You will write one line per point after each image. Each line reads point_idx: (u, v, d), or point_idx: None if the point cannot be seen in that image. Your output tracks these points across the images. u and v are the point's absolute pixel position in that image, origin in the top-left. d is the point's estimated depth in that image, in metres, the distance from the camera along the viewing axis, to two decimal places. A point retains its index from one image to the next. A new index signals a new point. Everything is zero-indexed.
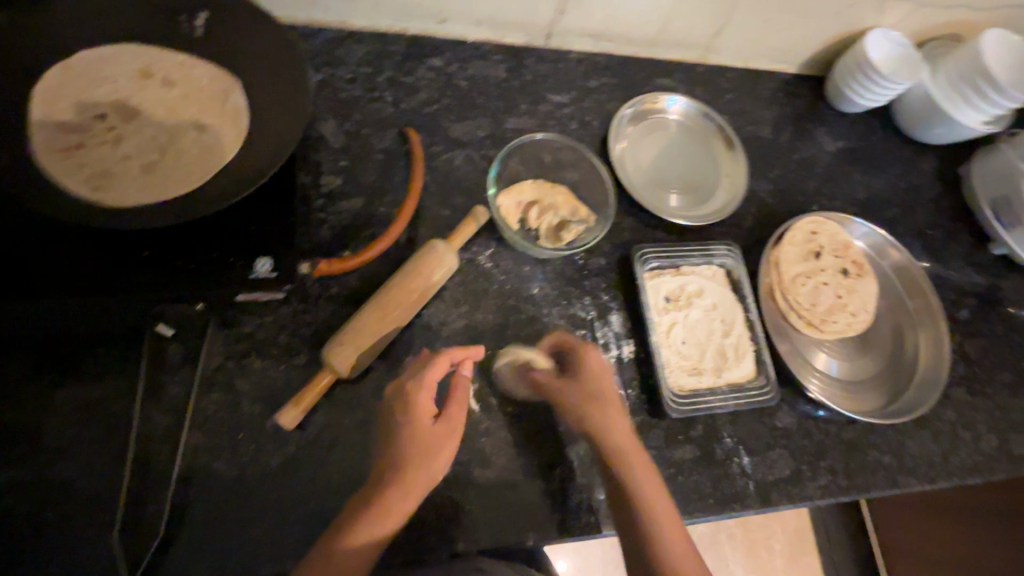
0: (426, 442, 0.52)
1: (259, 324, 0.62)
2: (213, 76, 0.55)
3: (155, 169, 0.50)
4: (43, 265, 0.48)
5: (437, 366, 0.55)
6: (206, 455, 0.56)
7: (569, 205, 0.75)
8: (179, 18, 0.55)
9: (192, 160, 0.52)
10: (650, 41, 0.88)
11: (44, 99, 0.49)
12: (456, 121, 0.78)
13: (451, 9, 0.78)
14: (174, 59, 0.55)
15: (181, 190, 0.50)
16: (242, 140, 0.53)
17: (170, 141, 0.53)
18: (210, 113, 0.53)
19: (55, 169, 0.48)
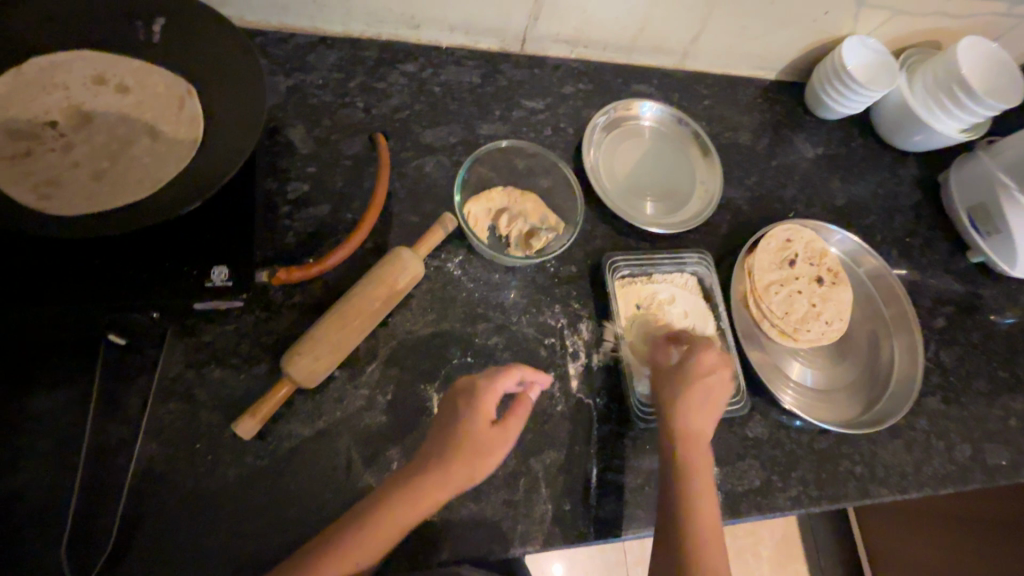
0: (475, 446, 0.53)
1: (220, 332, 0.61)
2: (170, 83, 0.54)
3: (106, 178, 0.50)
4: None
5: (508, 375, 0.57)
6: (161, 466, 0.55)
7: (539, 212, 0.74)
8: (136, 24, 0.54)
9: (145, 168, 0.51)
10: (626, 47, 0.88)
11: None
12: (427, 127, 0.78)
13: (423, 14, 0.78)
14: (131, 66, 0.54)
15: (130, 199, 0.49)
16: (195, 147, 0.52)
17: (122, 149, 0.52)
18: (164, 119, 0.52)
19: (2, 177, 0.47)
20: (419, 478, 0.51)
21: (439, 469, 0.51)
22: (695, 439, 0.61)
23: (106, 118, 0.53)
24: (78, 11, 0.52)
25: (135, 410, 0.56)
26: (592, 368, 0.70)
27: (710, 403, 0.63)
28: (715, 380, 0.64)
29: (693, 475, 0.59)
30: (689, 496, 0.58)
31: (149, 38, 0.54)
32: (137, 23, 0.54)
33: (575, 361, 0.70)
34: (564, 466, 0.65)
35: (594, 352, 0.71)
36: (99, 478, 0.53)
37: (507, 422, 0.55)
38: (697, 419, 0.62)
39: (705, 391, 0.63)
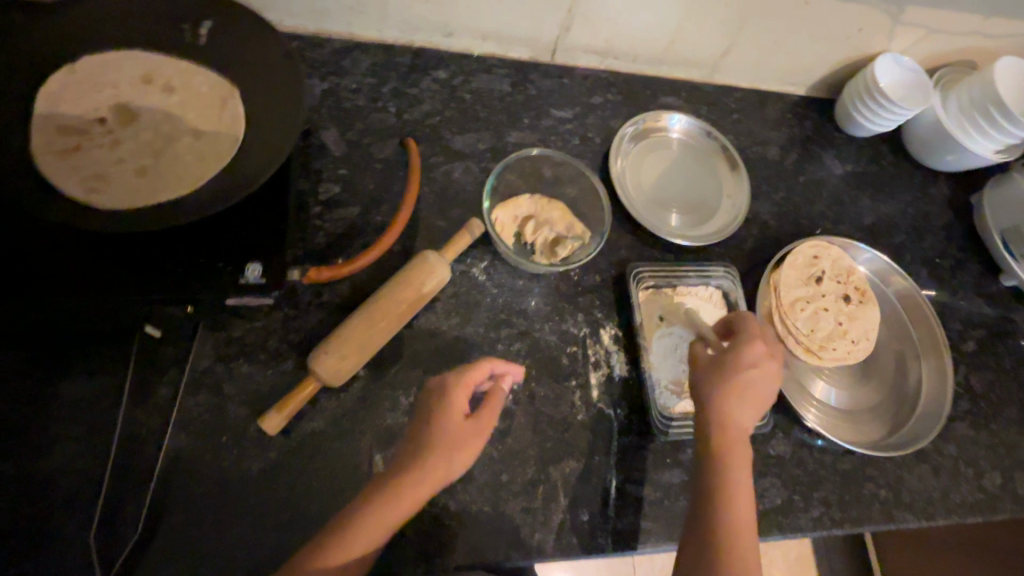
0: (448, 442, 0.52)
1: (249, 328, 0.62)
2: (214, 83, 0.56)
3: (149, 174, 0.51)
4: (37, 264, 0.49)
5: (477, 369, 0.57)
6: (188, 457, 0.56)
7: (565, 221, 0.75)
8: (185, 27, 0.56)
9: (186, 165, 0.52)
10: (656, 59, 0.88)
11: (48, 100, 0.50)
12: (457, 133, 0.79)
13: (457, 22, 0.79)
14: (177, 66, 0.56)
15: (173, 194, 0.51)
16: (235, 146, 0.53)
17: (165, 145, 0.54)
18: (206, 118, 0.54)
19: (52, 167, 0.48)
20: (391, 485, 0.50)
21: (412, 470, 0.50)
22: (734, 432, 0.58)
23: (151, 115, 0.55)
24: (131, 12, 0.54)
25: (165, 401, 0.57)
26: (614, 378, 0.70)
27: (757, 395, 0.60)
28: (764, 372, 0.61)
29: (733, 468, 0.57)
30: (726, 487, 0.56)
31: (195, 40, 0.56)
32: (185, 25, 0.56)
33: (596, 370, 0.70)
34: (583, 476, 0.65)
35: (616, 363, 0.71)
36: (128, 466, 0.54)
37: (482, 415, 0.55)
38: (741, 410, 0.59)
39: (753, 383, 0.60)
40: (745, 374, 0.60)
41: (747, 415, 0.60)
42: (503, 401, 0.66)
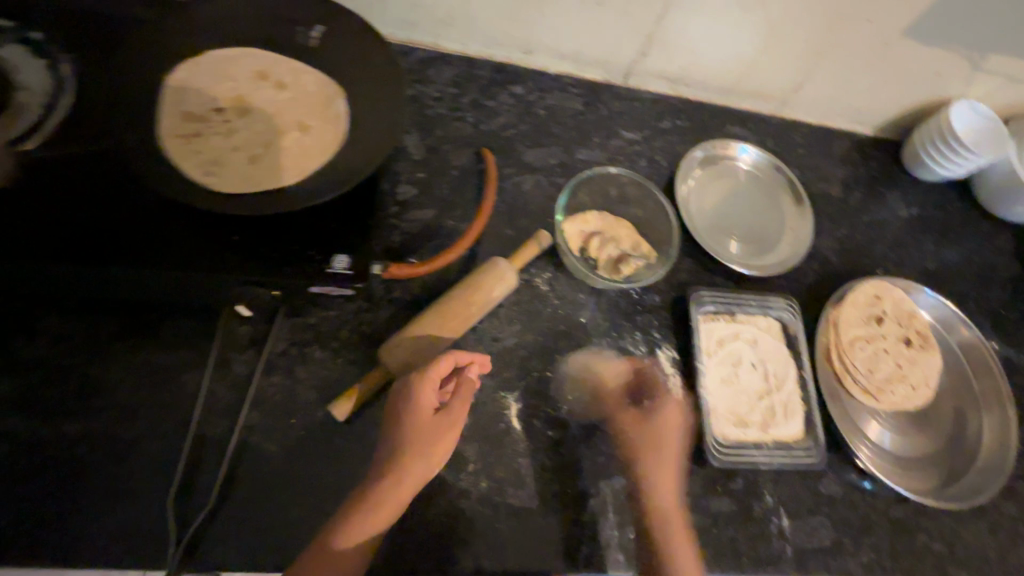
0: (419, 438, 0.57)
1: (324, 317, 0.65)
2: (321, 83, 0.59)
3: (260, 162, 0.55)
4: (144, 236, 0.52)
5: (438, 367, 0.58)
6: (259, 434, 0.58)
7: (632, 239, 0.75)
8: (298, 30, 0.60)
9: (293, 156, 0.55)
10: (727, 89, 0.90)
11: (177, 91, 0.55)
12: (529, 147, 0.81)
13: (539, 41, 0.82)
14: (289, 66, 0.60)
15: (280, 182, 0.54)
16: (339, 141, 0.57)
17: (274, 137, 0.57)
18: (313, 115, 0.57)
19: (176, 151, 0.52)
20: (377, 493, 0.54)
21: (397, 472, 0.55)
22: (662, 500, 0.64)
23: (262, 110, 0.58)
24: (254, 14, 0.58)
25: (243, 378, 0.60)
26: (669, 400, 0.71)
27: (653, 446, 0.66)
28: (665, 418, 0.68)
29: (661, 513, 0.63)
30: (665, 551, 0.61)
31: (308, 42, 0.60)
32: (299, 28, 0.60)
33: (652, 391, 0.71)
34: (633, 494, 0.65)
35: (672, 385, 0.71)
36: (204, 437, 0.57)
37: (453, 409, 0.59)
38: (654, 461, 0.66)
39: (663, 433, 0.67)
40: (659, 431, 0.67)
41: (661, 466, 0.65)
42: (558, 411, 0.67)
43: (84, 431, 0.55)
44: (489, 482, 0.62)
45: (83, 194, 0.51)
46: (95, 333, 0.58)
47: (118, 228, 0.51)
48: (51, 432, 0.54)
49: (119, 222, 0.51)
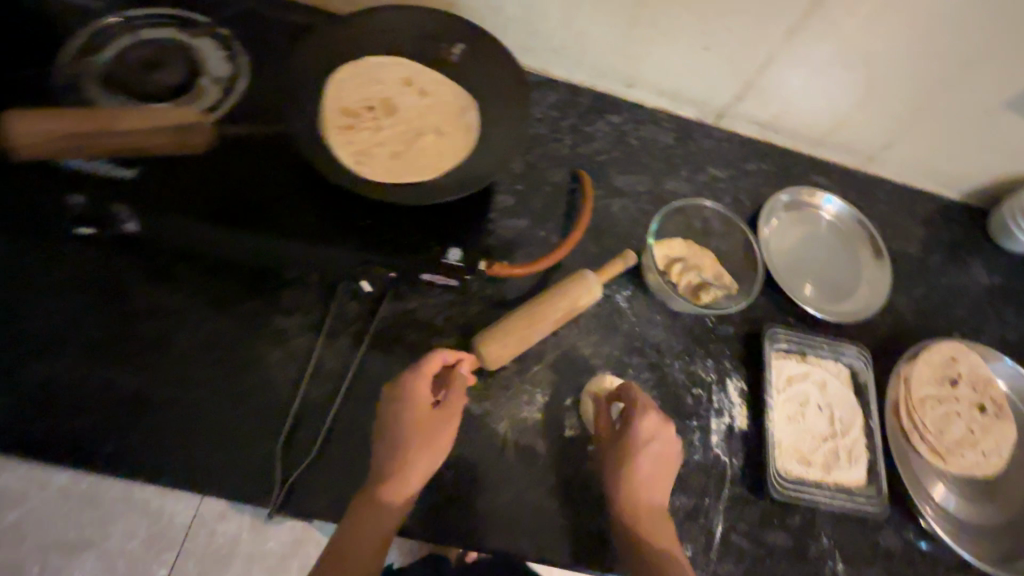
0: (420, 432, 0.58)
1: (421, 303, 0.70)
2: (457, 97, 0.66)
3: (400, 159, 0.62)
4: (299, 212, 0.63)
5: (431, 364, 0.60)
6: (357, 402, 0.64)
7: (714, 269, 0.78)
8: (440, 45, 0.67)
9: (428, 158, 0.63)
10: (815, 139, 0.92)
11: (338, 87, 0.63)
12: (621, 172, 0.86)
13: (641, 76, 0.87)
14: (430, 77, 0.67)
15: (416, 177, 0.61)
16: (470, 149, 0.64)
17: (414, 138, 0.64)
18: (448, 123, 0.65)
19: (335, 142, 0.61)
20: (375, 503, 0.55)
21: (400, 475, 0.57)
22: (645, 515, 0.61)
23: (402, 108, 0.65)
24: (405, 29, 0.66)
25: (346, 348, 0.66)
26: (733, 429, 0.73)
27: (655, 473, 0.63)
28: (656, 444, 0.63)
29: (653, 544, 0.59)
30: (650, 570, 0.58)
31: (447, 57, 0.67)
32: (441, 44, 0.67)
33: (719, 417, 0.73)
34: (692, 513, 0.68)
35: (738, 414, 0.74)
36: (311, 397, 0.63)
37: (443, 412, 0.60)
38: (648, 487, 0.62)
39: (653, 462, 0.63)
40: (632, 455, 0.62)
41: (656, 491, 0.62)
42: None
43: (211, 375, 0.62)
44: (557, 478, 0.66)
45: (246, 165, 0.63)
46: (225, 290, 0.66)
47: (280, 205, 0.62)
48: (186, 373, 0.62)
49: (281, 199, 0.63)
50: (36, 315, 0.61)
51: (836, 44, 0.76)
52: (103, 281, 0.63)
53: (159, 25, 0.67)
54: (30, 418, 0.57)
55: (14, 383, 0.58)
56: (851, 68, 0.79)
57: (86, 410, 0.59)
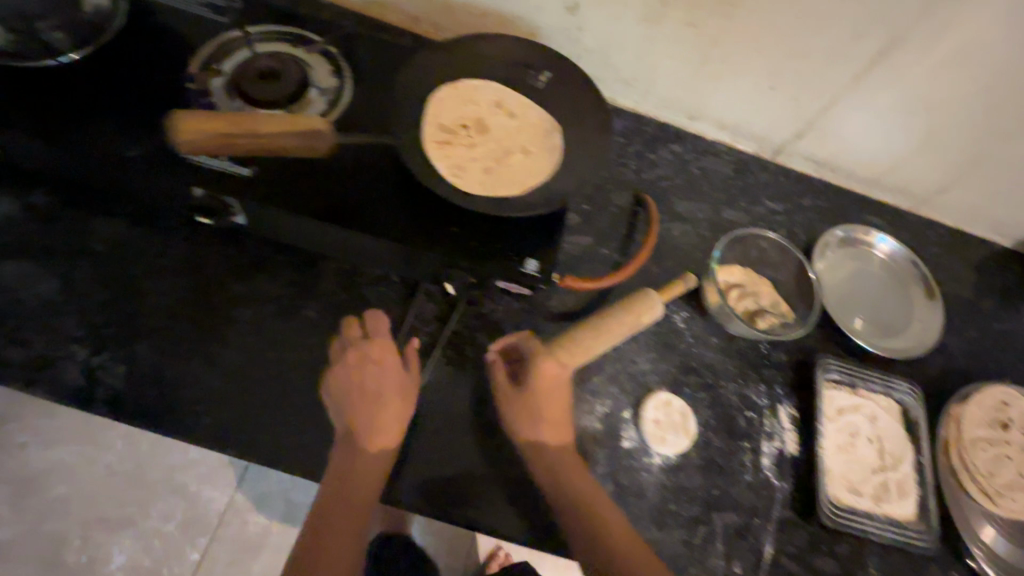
0: (383, 390, 0.63)
1: (492, 309, 0.76)
2: (543, 122, 0.72)
3: (490, 174, 0.68)
4: (391, 212, 0.67)
5: (379, 331, 0.66)
6: (432, 395, 0.70)
7: (771, 297, 0.81)
8: (528, 71, 0.72)
9: (517, 176, 0.68)
10: (871, 179, 0.95)
11: (437, 106, 0.69)
12: (682, 200, 0.91)
13: (705, 109, 0.92)
14: (519, 103, 0.73)
15: (507, 193, 0.67)
16: (553, 170, 0.69)
17: (503, 156, 0.69)
18: (534, 144, 0.70)
19: (434, 156, 0.67)
20: (347, 467, 0.60)
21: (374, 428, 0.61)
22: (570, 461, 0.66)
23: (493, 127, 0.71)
24: (500, 57, 0.72)
25: (424, 346, 0.72)
26: (784, 453, 0.75)
27: (556, 424, 0.66)
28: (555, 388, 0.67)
29: (579, 481, 0.64)
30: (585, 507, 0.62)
31: (534, 84, 0.73)
32: (531, 72, 0.72)
33: (769, 441, 0.75)
34: (741, 531, 0.70)
35: (789, 440, 0.76)
36: None
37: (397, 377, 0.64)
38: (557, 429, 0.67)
39: (545, 407, 0.66)
40: (544, 409, 0.66)
41: (560, 438, 0.66)
42: (679, 439, 0.72)
43: (303, 361, 0.68)
44: (613, 486, 0.69)
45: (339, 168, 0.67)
46: (320, 286, 0.72)
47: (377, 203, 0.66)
48: (280, 359, 0.68)
49: (378, 199, 0.66)
50: (152, 295, 0.68)
51: (900, 93, 0.79)
52: (213, 269, 0.70)
53: (274, 43, 0.74)
54: (142, 389, 0.63)
55: (132, 355, 0.64)
56: (912, 116, 0.82)
57: (193, 384, 0.65)
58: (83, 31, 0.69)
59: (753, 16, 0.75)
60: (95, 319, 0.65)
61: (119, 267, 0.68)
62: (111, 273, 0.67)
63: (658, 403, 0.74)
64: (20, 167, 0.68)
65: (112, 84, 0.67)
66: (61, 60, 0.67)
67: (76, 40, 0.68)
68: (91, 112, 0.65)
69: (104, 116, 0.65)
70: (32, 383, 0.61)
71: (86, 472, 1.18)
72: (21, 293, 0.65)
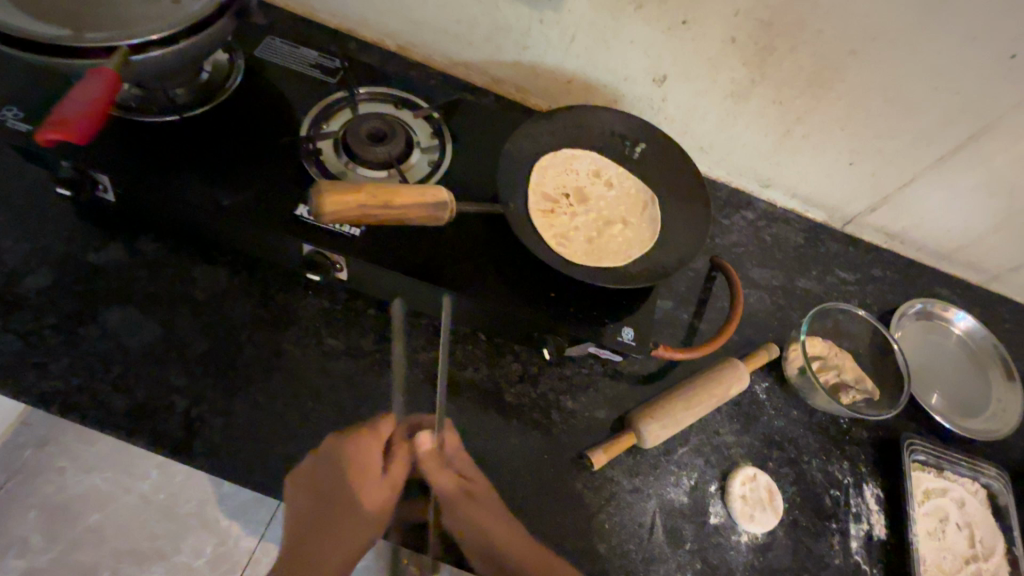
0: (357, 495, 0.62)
1: (576, 371, 0.75)
2: (639, 189, 0.76)
3: (592, 243, 0.71)
4: (494, 275, 0.69)
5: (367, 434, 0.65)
6: (517, 461, 0.68)
7: (854, 372, 0.80)
8: (624, 143, 0.79)
9: (618, 246, 0.71)
10: (941, 254, 0.96)
11: (542, 176, 0.74)
12: (755, 267, 0.92)
13: (779, 179, 0.93)
14: (616, 170, 0.78)
15: (610, 262, 0.70)
16: (652, 240, 0.72)
17: (604, 225, 0.73)
18: (631, 215, 0.74)
19: (540, 223, 0.71)
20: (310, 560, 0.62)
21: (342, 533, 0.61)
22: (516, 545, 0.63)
23: (593, 196, 0.76)
24: None
25: (508, 408, 0.71)
26: (872, 536, 0.73)
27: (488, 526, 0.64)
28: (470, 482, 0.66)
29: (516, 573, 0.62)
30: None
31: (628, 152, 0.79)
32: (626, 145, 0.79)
33: (857, 522, 0.73)
34: None
35: (877, 523, 0.74)
36: (478, 451, 0.68)
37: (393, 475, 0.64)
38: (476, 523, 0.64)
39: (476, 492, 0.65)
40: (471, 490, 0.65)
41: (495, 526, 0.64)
42: (768, 519, 0.70)
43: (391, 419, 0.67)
44: (703, 565, 0.67)
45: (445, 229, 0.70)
46: (410, 343, 0.73)
47: (480, 266, 0.69)
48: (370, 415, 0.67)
49: (482, 262, 0.69)
50: (249, 345, 0.68)
51: (983, 175, 0.81)
52: (306, 320, 0.71)
53: (382, 105, 0.79)
54: (236, 442, 0.63)
55: (228, 407, 0.64)
56: (991, 197, 0.83)
57: (285, 439, 0.64)
58: (207, 88, 0.74)
59: (843, 98, 0.77)
60: (196, 368, 0.66)
61: (220, 316, 0.69)
62: (212, 322, 0.69)
63: (745, 477, 0.72)
64: (134, 214, 0.70)
65: (230, 138, 0.71)
66: (185, 114, 0.71)
67: (201, 96, 0.73)
68: (209, 164, 0.68)
69: (222, 168, 0.68)
70: (132, 432, 0.61)
71: (122, 503, 0.96)
72: (123, 339, 0.65)
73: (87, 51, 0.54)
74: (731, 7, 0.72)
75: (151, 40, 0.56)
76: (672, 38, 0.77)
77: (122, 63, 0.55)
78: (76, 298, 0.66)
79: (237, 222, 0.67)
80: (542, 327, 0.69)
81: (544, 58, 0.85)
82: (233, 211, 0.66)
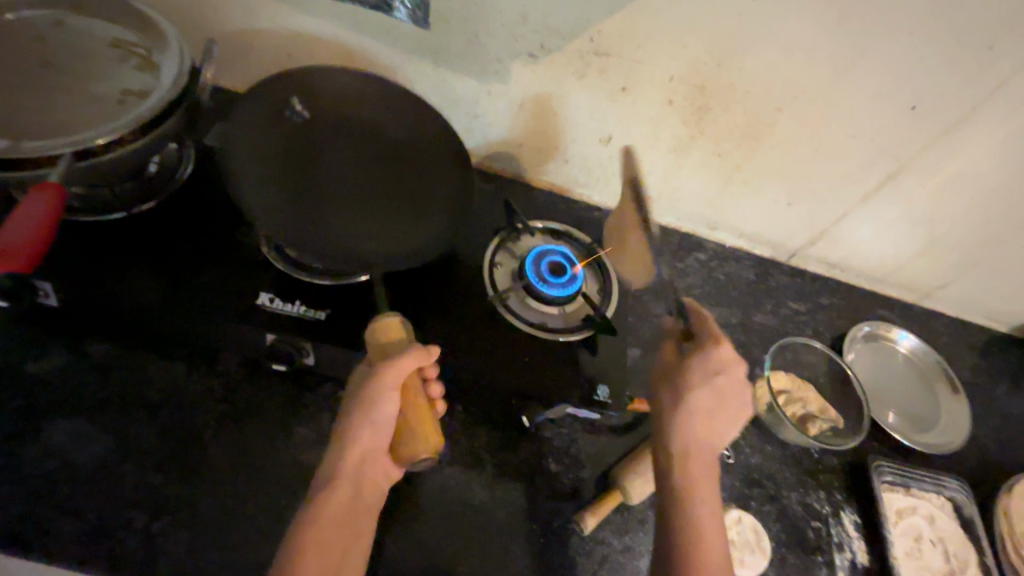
0: (376, 405, 0.56)
1: (557, 433, 0.75)
2: (385, 161, 0.77)
3: (377, 219, 0.71)
4: (466, 349, 0.70)
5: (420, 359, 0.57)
6: (506, 534, 0.67)
7: (819, 403, 0.84)
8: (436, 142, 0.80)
9: (384, 190, 0.74)
10: (878, 278, 1.03)
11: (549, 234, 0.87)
12: (714, 306, 0.96)
13: (724, 221, 0.98)
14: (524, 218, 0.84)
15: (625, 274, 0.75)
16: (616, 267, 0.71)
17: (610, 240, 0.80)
18: (379, 169, 0.76)
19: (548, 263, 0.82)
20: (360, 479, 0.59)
21: (360, 450, 0.58)
22: (695, 447, 0.60)
23: (324, 175, 0.72)
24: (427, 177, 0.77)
25: (493, 478, 0.70)
26: (857, 564, 0.75)
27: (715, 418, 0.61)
28: (729, 381, 0.61)
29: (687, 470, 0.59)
30: (691, 494, 0.58)
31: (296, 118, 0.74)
32: (287, 112, 0.74)
33: (840, 552, 0.75)
34: None
35: (859, 550, 0.76)
36: (466, 527, 0.66)
37: (389, 406, 0.56)
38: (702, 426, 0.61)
39: (709, 395, 0.61)
40: (718, 392, 0.61)
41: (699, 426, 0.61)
42: (758, 560, 0.71)
43: None
44: None
45: (417, 290, 0.73)
46: None
47: (448, 341, 0.70)
48: None
49: (452, 338, 0.70)
50: (213, 445, 0.65)
51: (904, 207, 0.89)
52: (273, 411, 0.69)
53: None
54: (204, 554, 0.58)
55: (193, 516, 0.60)
56: (914, 226, 0.91)
57: (259, 544, 0.60)
58: (153, 181, 0.73)
59: (775, 147, 0.83)
60: (156, 478, 0.61)
61: (181, 417, 0.66)
62: (173, 423, 0.65)
63: (729, 520, 0.73)
64: (76, 318, 0.67)
65: (186, 228, 0.70)
66: (133, 210, 0.69)
67: (149, 191, 0.72)
68: (163, 259, 0.66)
69: (174, 263, 0.66)
70: (85, 562, 0.55)
71: None
72: (71, 454, 0.61)
73: (20, 161, 0.52)
74: (667, 74, 0.77)
75: (97, 143, 0.55)
76: (615, 102, 0.81)
77: (65, 171, 0.54)
78: (17, 417, 0.61)
79: (191, 315, 0.64)
80: (519, 395, 0.69)
81: (494, 125, 0.88)
82: (188, 305, 0.64)
